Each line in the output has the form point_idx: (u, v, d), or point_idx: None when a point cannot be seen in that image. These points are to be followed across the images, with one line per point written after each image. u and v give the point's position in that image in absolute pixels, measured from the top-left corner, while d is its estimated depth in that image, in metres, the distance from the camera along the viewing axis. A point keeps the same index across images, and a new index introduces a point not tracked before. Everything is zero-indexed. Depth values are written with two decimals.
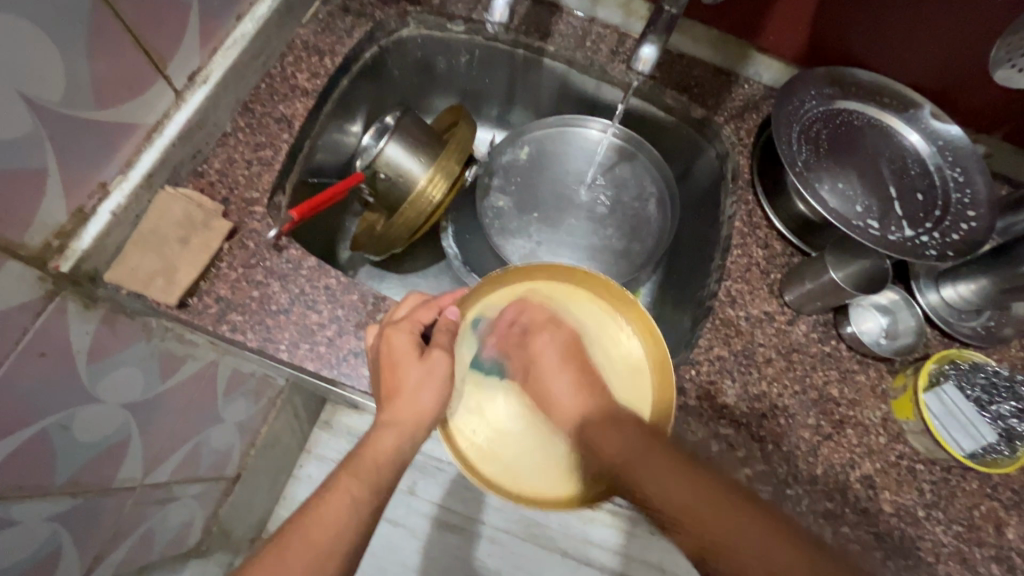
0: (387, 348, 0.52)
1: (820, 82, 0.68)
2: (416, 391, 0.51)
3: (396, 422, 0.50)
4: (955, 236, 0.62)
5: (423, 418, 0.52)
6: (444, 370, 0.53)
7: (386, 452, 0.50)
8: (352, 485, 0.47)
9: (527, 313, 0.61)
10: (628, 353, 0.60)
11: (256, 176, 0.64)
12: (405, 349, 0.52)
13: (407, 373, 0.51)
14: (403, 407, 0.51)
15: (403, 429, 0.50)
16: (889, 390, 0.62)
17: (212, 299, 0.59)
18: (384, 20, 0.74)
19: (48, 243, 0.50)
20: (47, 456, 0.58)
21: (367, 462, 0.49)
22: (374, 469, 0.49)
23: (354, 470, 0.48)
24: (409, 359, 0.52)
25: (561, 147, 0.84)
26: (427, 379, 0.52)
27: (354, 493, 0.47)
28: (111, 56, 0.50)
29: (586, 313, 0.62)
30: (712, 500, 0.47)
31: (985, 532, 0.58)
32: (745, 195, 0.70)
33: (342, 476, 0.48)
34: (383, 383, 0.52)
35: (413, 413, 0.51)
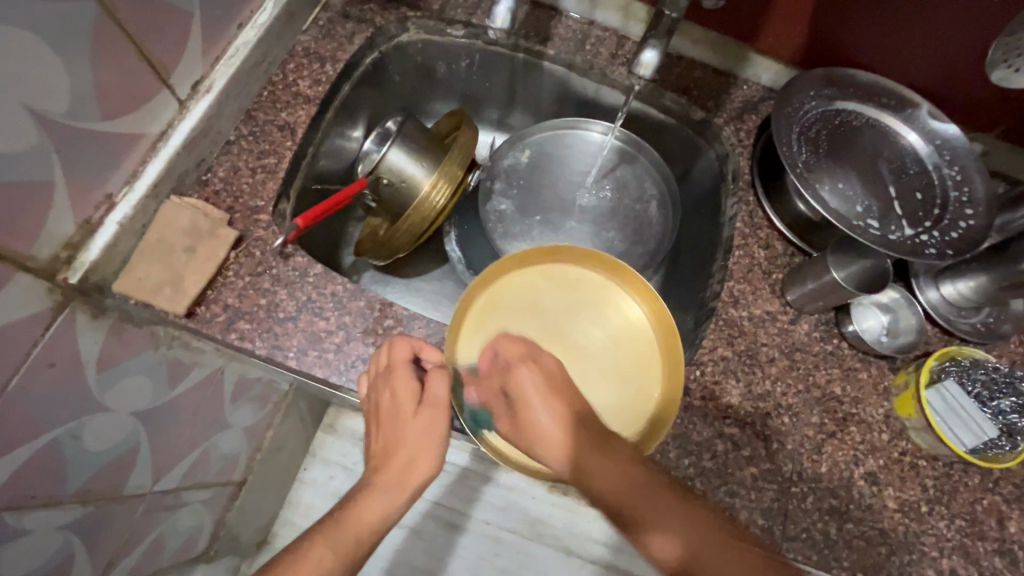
0: (389, 396, 0.53)
1: (819, 83, 0.69)
2: (408, 455, 0.52)
3: (388, 487, 0.50)
4: (954, 235, 0.62)
5: (412, 486, 0.51)
6: (439, 431, 0.53)
7: (375, 520, 0.49)
8: (326, 553, 0.46)
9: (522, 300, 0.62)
10: (625, 308, 0.62)
11: (260, 184, 0.64)
12: (395, 409, 0.52)
13: (402, 433, 0.52)
14: (396, 470, 0.51)
15: (392, 497, 0.50)
16: (891, 387, 0.63)
17: (220, 308, 0.59)
18: (383, 26, 0.74)
19: (56, 255, 0.51)
20: (58, 466, 0.58)
21: (349, 532, 0.47)
22: (361, 535, 0.48)
23: (331, 536, 0.47)
24: (408, 414, 0.52)
25: (562, 149, 0.85)
26: (420, 440, 0.52)
27: (327, 564, 0.45)
28: (117, 67, 0.50)
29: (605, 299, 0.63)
30: (647, 485, 0.48)
31: (987, 526, 0.59)
32: (745, 196, 0.71)
33: (320, 541, 0.46)
34: (380, 443, 0.53)
35: (403, 480, 0.51)
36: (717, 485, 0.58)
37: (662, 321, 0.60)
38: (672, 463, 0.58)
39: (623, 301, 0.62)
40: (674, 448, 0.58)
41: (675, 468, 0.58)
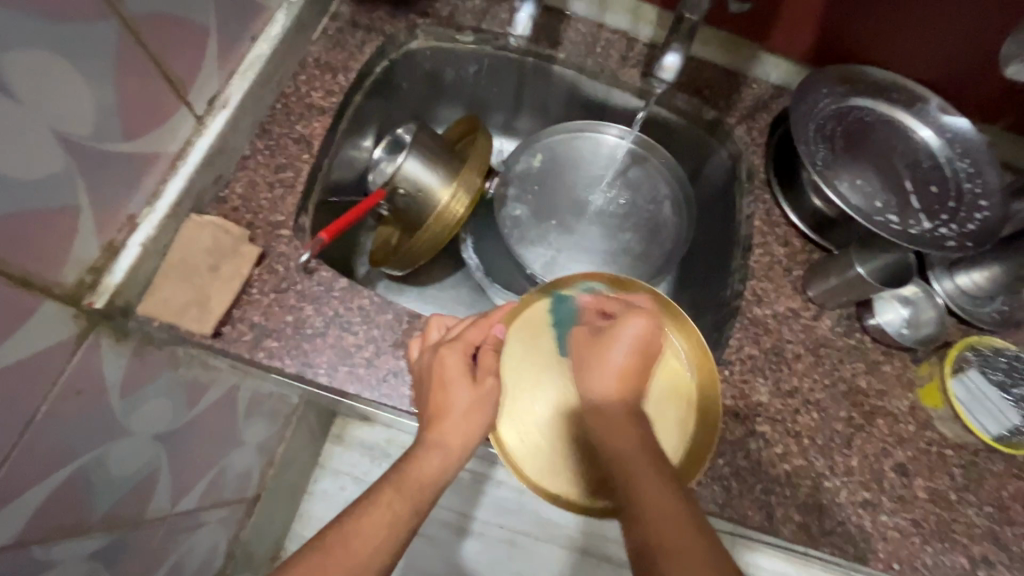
0: (439, 367, 0.53)
1: (831, 81, 0.69)
2: (463, 415, 0.51)
3: (443, 444, 0.50)
4: (972, 226, 0.63)
5: (469, 443, 0.51)
6: (491, 401, 0.53)
7: (432, 474, 0.49)
8: (394, 500, 0.46)
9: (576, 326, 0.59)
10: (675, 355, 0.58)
11: (280, 198, 0.63)
12: (456, 370, 0.52)
13: (457, 396, 0.51)
14: (450, 428, 0.50)
15: (450, 453, 0.50)
16: (914, 379, 0.64)
17: (246, 326, 0.58)
18: (393, 34, 0.73)
19: (81, 280, 0.50)
20: (83, 494, 0.57)
21: (414, 480, 0.47)
22: (417, 487, 0.48)
23: (397, 485, 0.47)
24: (462, 381, 0.52)
25: (574, 153, 0.85)
26: (477, 403, 0.52)
27: (396, 508, 0.46)
28: (137, 85, 0.49)
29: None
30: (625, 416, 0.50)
31: (1014, 511, 0.60)
32: (762, 195, 0.71)
33: (386, 489, 0.47)
34: (430, 402, 0.52)
35: (462, 437, 0.51)
36: (753, 483, 0.58)
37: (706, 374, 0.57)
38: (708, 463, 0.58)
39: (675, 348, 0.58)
40: None
41: (711, 468, 0.58)
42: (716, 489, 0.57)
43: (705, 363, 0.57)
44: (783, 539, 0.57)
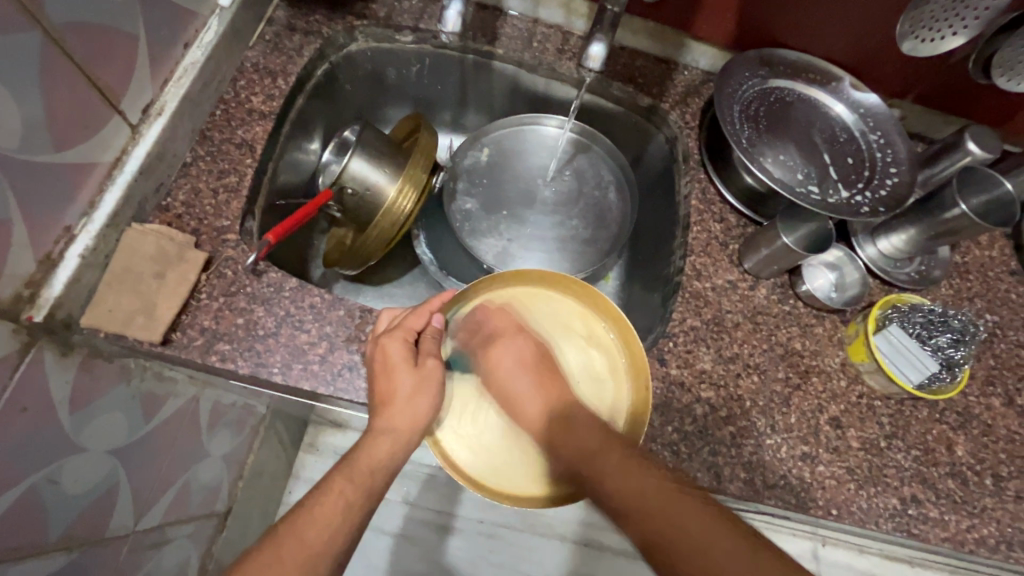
0: (382, 356, 0.54)
1: (753, 64, 0.74)
2: (409, 399, 0.52)
3: (390, 428, 0.50)
4: (883, 192, 0.69)
5: (418, 427, 0.52)
6: (437, 381, 0.54)
7: (381, 459, 0.49)
8: (346, 488, 0.47)
9: (488, 331, 0.62)
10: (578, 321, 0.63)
11: (224, 203, 0.63)
12: (399, 357, 0.53)
13: (400, 381, 0.52)
14: (396, 413, 0.51)
15: (400, 436, 0.51)
16: (844, 338, 0.68)
17: (197, 331, 0.58)
18: (332, 37, 0.74)
19: (18, 294, 0.49)
20: (36, 514, 0.56)
21: (363, 467, 0.48)
22: (368, 475, 0.48)
23: (347, 473, 0.47)
24: (404, 367, 0.53)
25: (519, 145, 0.88)
26: (421, 386, 0.53)
27: (347, 495, 0.46)
28: (65, 95, 0.49)
29: (549, 312, 0.64)
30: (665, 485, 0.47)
31: (939, 452, 0.65)
32: (697, 174, 0.75)
33: (337, 478, 0.47)
34: (377, 390, 0.53)
35: (410, 421, 0.52)
36: (700, 446, 0.61)
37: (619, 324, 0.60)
38: (657, 430, 0.61)
39: (576, 314, 0.64)
40: (658, 416, 0.62)
41: (660, 435, 0.61)
42: (667, 454, 0.60)
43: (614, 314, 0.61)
44: (731, 496, 0.61)
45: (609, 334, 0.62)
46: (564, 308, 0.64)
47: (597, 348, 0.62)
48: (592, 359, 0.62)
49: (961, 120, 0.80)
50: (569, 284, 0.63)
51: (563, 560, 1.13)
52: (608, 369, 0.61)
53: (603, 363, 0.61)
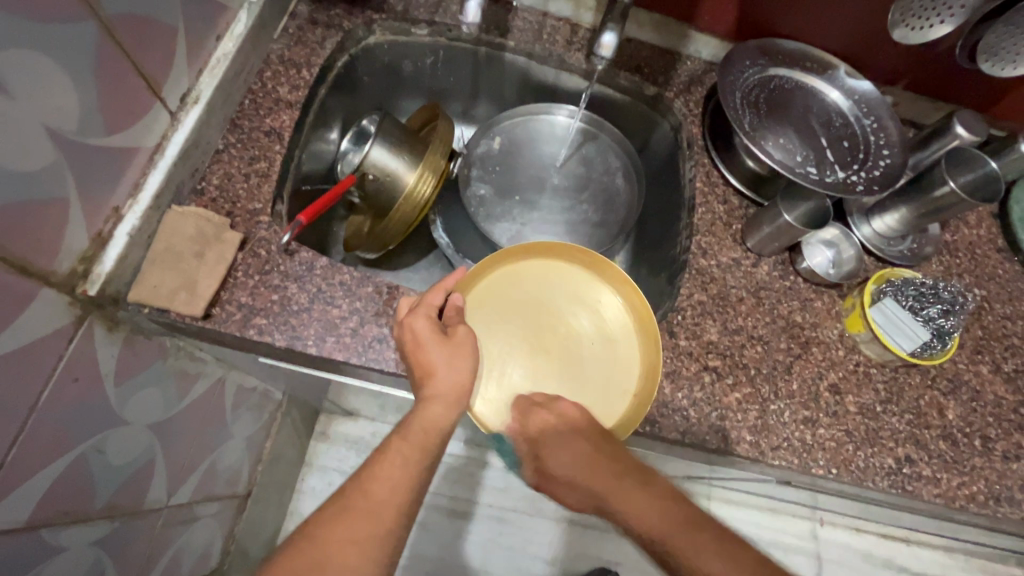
0: (411, 334, 0.56)
1: (753, 53, 0.78)
2: (448, 368, 0.55)
3: (437, 395, 0.54)
4: (877, 173, 0.73)
5: (463, 391, 0.55)
6: (469, 349, 0.57)
7: (433, 420, 0.53)
8: (403, 447, 0.50)
9: (507, 302, 0.67)
10: (589, 288, 0.68)
11: (256, 187, 0.66)
12: (428, 333, 0.55)
13: (436, 354, 0.55)
14: (439, 383, 0.54)
15: (448, 400, 0.54)
16: (841, 311, 0.73)
17: (234, 307, 0.62)
18: (352, 30, 0.77)
19: (74, 269, 0.53)
20: (86, 480, 0.59)
21: (416, 427, 0.52)
22: (423, 435, 0.51)
23: (403, 434, 0.51)
24: (436, 342, 0.55)
25: (529, 134, 0.91)
26: (456, 356, 0.56)
27: (405, 453, 0.50)
28: (116, 82, 0.52)
29: (561, 280, 0.68)
30: (691, 522, 0.47)
31: (931, 416, 0.69)
32: (701, 159, 0.79)
33: (394, 438, 0.51)
34: (415, 365, 0.55)
35: (453, 386, 0.55)
36: (709, 411, 0.65)
37: (626, 287, 0.66)
38: (668, 396, 0.65)
39: (586, 281, 0.68)
40: (669, 383, 0.66)
41: (672, 402, 0.65)
42: (678, 419, 0.64)
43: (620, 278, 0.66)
44: (738, 457, 0.65)
45: (615, 296, 0.67)
46: (574, 277, 0.69)
47: (606, 309, 0.67)
48: (603, 320, 0.67)
49: (949, 106, 0.85)
50: (577, 253, 0.68)
51: (571, 540, 1.16)
52: (617, 328, 0.67)
53: (615, 325, 0.67)
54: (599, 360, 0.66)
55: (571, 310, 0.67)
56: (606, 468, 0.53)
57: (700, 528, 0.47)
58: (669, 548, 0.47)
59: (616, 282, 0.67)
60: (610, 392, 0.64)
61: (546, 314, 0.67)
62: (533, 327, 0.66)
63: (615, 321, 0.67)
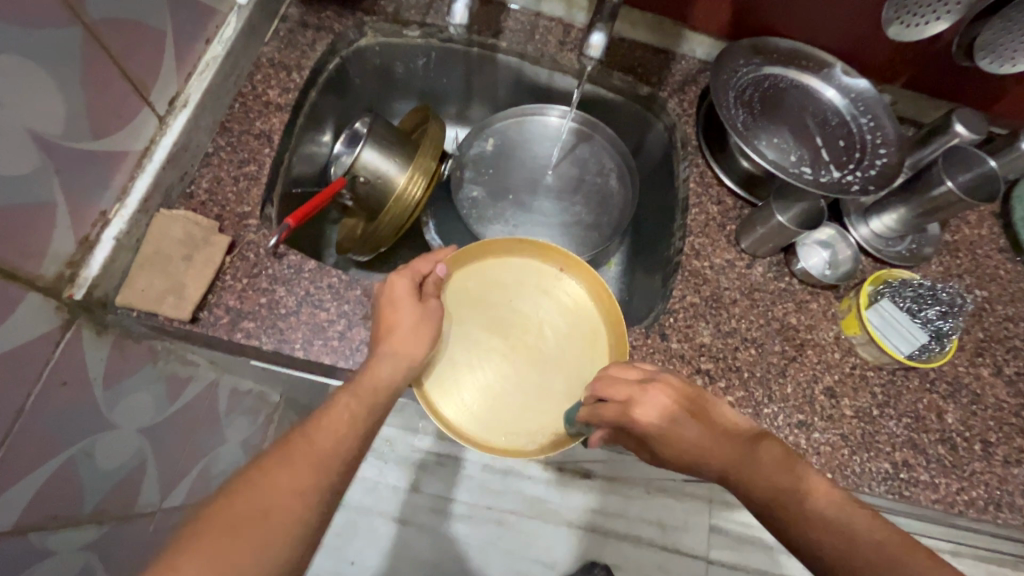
0: (388, 291, 0.59)
1: (746, 53, 0.77)
2: (411, 330, 0.57)
3: (394, 354, 0.55)
4: (873, 172, 0.72)
5: (417, 355, 0.57)
6: (435, 317, 0.59)
7: (385, 379, 0.53)
8: (351, 402, 0.50)
9: (471, 301, 0.68)
10: (547, 280, 0.70)
11: (245, 190, 0.66)
12: (405, 291, 0.58)
13: (404, 314, 0.57)
14: (399, 341, 0.56)
15: (401, 361, 0.55)
16: (837, 312, 0.71)
17: (222, 310, 0.61)
18: (343, 32, 0.77)
19: (60, 273, 0.53)
20: (75, 484, 0.59)
21: (368, 383, 0.52)
22: (373, 391, 0.52)
23: (352, 388, 0.51)
24: (408, 300, 0.58)
25: (523, 135, 0.91)
26: (422, 319, 0.58)
27: (353, 409, 0.49)
28: (102, 87, 0.52)
29: (521, 273, 0.71)
30: (815, 485, 0.46)
31: (929, 420, 0.68)
32: (695, 159, 0.78)
33: (343, 395, 0.50)
34: (382, 321, 0.57)
35: (411, 349, 0.56)
36: None
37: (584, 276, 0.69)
38: None
39: (544, 273, 0.71)
40: None
41: None
42: None
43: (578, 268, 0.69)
44: None
45: (546, 263, 0.71)
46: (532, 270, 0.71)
47: (542, 273, 0.71)
48: (552, 296, 0.70)
49: (949, 104, 0.83)
50: (503, 244, 0.70)
51: (570, 544, 1.15)
52: (565, 290, 0.70)
53: (574, 312, 0.69)
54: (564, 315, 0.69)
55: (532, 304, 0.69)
56: (727, 443, 0.51)
57: (826, 491, 0.46)
58: (798, 505, 0.45)
59: (536, 251, 0.70)
60: (592, 344, 0.68)
61: (509, 308, 0.69)
62: (496, 324, 0.68)
63: (575, 308, 0.69)
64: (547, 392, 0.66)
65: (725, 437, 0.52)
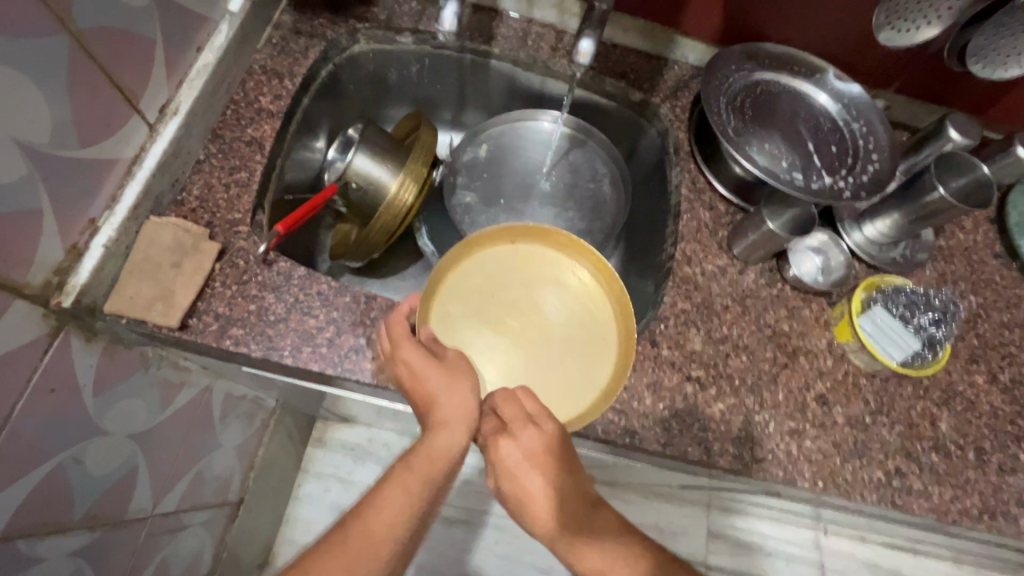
0: (405, 367, 0.54)
1: (738, 58, 0.77)
2: (449, 393, 0.53)
3: (446, 422, 0.52)
4: (865, 178, 0.71)
5: (472, 410, 0.53)
6: (466, 364, 0.55)
7: (442, 450, 0.51)
8: (411, 479, 0.50)
9: (476, 297, 0.65)
10: (552, 267, 0.67)
11: (236, 197, 0.67)
12: (419, 361, 0.54)
13: (433, 380, 0.53)
14: (443, 408, 0.52)
15: (456, 427, 0.52)
16: (830, 319, 0.71)
17: (211, 317, 0.62)
18: (335, 39, 0.78)
19: (48, 281, 0.53)
20: (64, 490, 0.59)
21: (423, 460, 0.51)
22: (432, 467, 0.51)
23: (405, 467, 0.51)
24: (429, 367, 0.53)
25: (516, 141, 0.91)
26: (455, 376, 0.54)
27: (411, 488, 0.49)
28: (90, 95, 0.52)
29: (523, 261, 0.67)
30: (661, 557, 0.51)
31: (923, 427, 0.68)
32: (687, 165, 0.78)
33: (397, 470, 0.51)
34: (417, 396, 0.54)
35: (462, 408, 0.53)
36: (691, 422, 0.64)
37: (589, 256, 0.65)
38: (649, 407, 0.64)
39: (547, 259, 0.67)
40: (650, 394, 0.65)
41: (652, 412, 0.64)
42: (658, 430, 0.63)
43: (581, 249, 0.65)
44: (721, 469, 0.64)
45: (542, 248, 0.68)
46: (534, 257, 0.67)
47: (522, 255, 0.67)
48: (558, 281, 0.66)
49: (944, 109, 0.83)
50: (501, 233, 0.66)
51: None
52: (565, 270, 0.67)
53: (583, 294, 0.66)
54: (558, 285, 0.66)
55: (537, 292, 0.66)
56: (568, 505, 0.53)
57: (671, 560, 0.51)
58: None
59: (528, 236, 0.67)
60: (598, 302, 0.66)
61: (515, 296, 0.65)
62: (504, 315, 0.65)
63: (582, 291, 0.66)
64: (573, 379, 0.62)
65: (570, 494, 0.53)
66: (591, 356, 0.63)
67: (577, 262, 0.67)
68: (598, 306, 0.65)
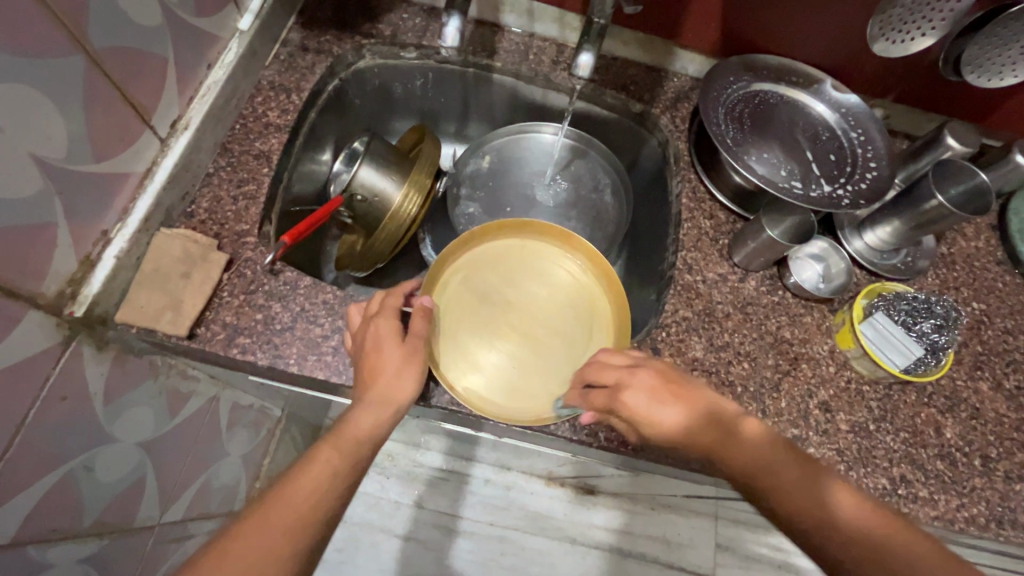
0: (373, 335, 0.58)
1: (736, 70, 0.78)
2: (397, 374, 0.56)
3: (379, 400, 0.54)
4: (863, 186, 0.73)
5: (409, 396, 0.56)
6: (421, 360, 0.58)
7: (368, 429, 0.52)
8: (334, 457, 0.49)
9: (471, 291, 0.69)
10: (540, 258, 0.71)
11: (244, 209, 0.68)
12: (389, 334, 0.57)
13: (388, 357, 0.56)
14: (381, 386, 0.55)
15: (387, 405, 0.54)
16: (832, 326, 0.71)
17: (219, 326, 0.63)
18: (341, 54, 0.80)
19: (62, 291, 0.54)
20: (75, 498, 0.60)
21: (349, 437, 0.51)
22: (354, 443, 0.51)
23: (336, 443, 0.50)
24: (392, 341, 0.57)
25: (518, 152, 0.93)
26: (408, 362, 0.57)
27: (335, 464, 0.48)
28: (104, 111, 0.54)
29: (513, 254, 0.72)
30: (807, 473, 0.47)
31: (927, 434, 0.67)
32: (688, 174, 0.78)
33: (325, 447, 0.50)
34: (366, 364, 0.57)
35: (396, 395, 0.55)
36: None
37: (575, 245, 0.70)
38: None
39: (536, 251, 0.72)
40: None
41: None
42: None
43: (568, 238, 0.70)
44: None
45: (531, 241, 0.72)
46: (523, 250, 0.72)
47: (472, 263, 0.70)
48: (546, 272, 0.71)
49: (942, 117, 0.83)
50: (491, 229, 0.71)
51: (570, 561, 1.14)
52: (556, 260, 0.71)
53: (572, 281, 0.71)
54: (502, 264, 0.71)
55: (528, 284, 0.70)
56: (701, 421, 0.52)
57: (812, 477, 0.47)
58: (775, 491, 0.47)
59: (519, 230, 0.72)
60: (526, 246, 0.72)
61: (507, 287, 0.70)
62: (499, 305, 0.69)
63: (572, 276, 0.71)
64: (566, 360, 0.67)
65: (697, 412, 0.53)
66: (581, 335, 0.68)
67: (565, 253, 0.71)
68: (586, 290, 0.70)
